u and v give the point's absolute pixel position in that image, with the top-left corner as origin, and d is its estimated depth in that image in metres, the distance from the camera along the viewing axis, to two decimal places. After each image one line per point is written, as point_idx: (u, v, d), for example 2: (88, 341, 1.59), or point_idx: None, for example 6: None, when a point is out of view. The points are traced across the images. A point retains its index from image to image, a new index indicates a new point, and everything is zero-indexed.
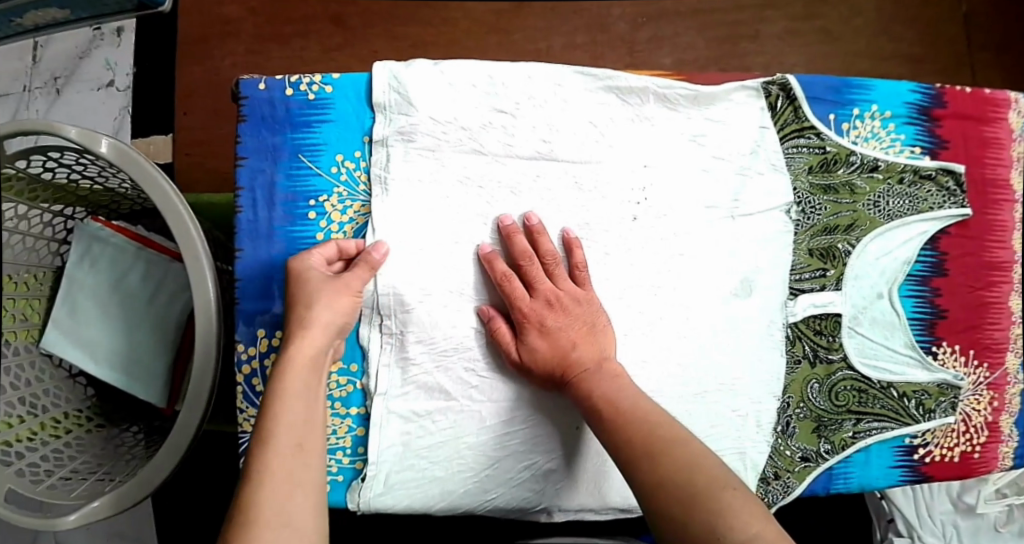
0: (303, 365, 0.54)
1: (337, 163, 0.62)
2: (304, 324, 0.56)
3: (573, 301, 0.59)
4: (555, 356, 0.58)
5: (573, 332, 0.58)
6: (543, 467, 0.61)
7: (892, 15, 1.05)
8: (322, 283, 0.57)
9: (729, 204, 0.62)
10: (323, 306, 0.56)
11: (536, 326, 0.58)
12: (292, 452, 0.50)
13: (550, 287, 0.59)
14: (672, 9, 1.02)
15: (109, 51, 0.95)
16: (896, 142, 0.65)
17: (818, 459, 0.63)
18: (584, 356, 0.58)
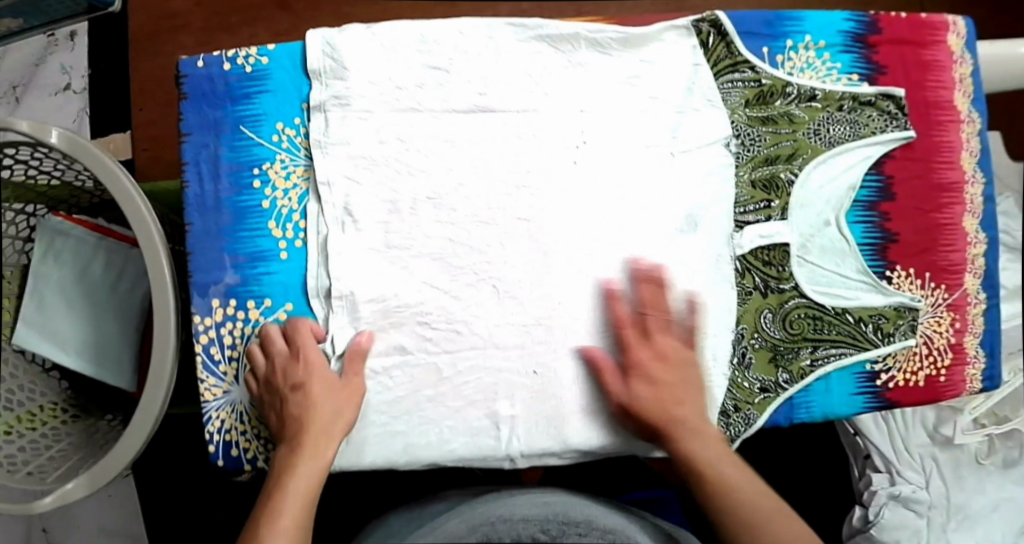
0: (313, 470, 0.56)
1: (277, 131, 0.63)
2: (323, 425, 0.57)
3: (677, 356, 0.61)
4: (658, 406, 0.59)
5: (677, 388, 0.60)
6: (503, 414, 0.62)
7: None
8: (331, 384, 0.58)
9: (669, 141, 0.63)
10: (332, 407, 0.58)
11: (642, 375, 0.60)
12: None
13: (664, 339, 0.61)
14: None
15: (65, 56, 0.98)
16: (832, 70, 0.65)
17: (777, 390, 0.64)
18: (682, 412, 0.60)
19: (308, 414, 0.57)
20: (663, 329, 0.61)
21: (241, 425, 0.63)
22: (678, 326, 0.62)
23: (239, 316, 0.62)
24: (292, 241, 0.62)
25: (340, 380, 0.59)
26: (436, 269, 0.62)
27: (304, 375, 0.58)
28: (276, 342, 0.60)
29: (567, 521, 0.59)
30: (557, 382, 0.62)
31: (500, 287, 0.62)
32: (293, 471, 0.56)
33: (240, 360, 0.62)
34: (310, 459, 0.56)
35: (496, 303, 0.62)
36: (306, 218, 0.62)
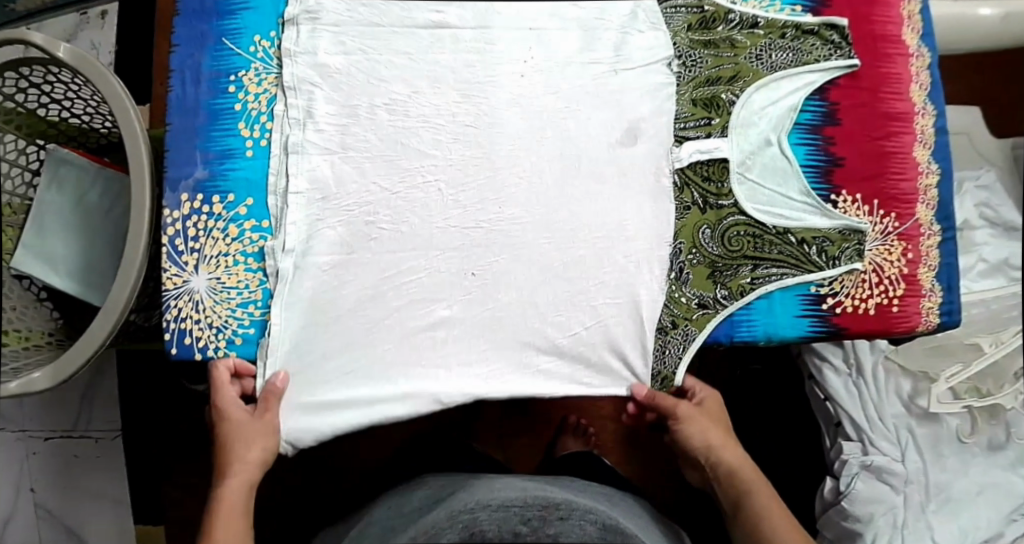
0: (235, 490, 0.64)
1: (254, 43, 0.68)
2: (240, 458, 0.63)
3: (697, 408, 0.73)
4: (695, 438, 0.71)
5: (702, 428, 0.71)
6: (439, 315, 0.64)
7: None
8: (242, 419, 0.63)
9: (611, 59, 0.66)
10: (244, 442, 0.63)
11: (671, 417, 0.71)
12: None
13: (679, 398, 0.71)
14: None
15: (93, 33, 1.09)
16: (775, 1, 0.68)
17: (716, 306, 0.64)
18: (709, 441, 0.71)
19: (228, 448, 0.64)
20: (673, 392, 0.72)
21: (196, 314, 0.65)
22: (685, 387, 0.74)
23: (205, 210, 0.66)
24: (258, 141, 0.67)
25: (251, 418, 0.63)
26: (386, 171, 0.65)
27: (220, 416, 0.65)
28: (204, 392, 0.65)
29: (547, 505, 0.57)
30: (496, 286, 0.64)
31: (445, 189, 0.65)
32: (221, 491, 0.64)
33: (202, 252, 0.66)
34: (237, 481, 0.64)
35: (439, 203, 0.64)
36: (273, 120, 0.67)
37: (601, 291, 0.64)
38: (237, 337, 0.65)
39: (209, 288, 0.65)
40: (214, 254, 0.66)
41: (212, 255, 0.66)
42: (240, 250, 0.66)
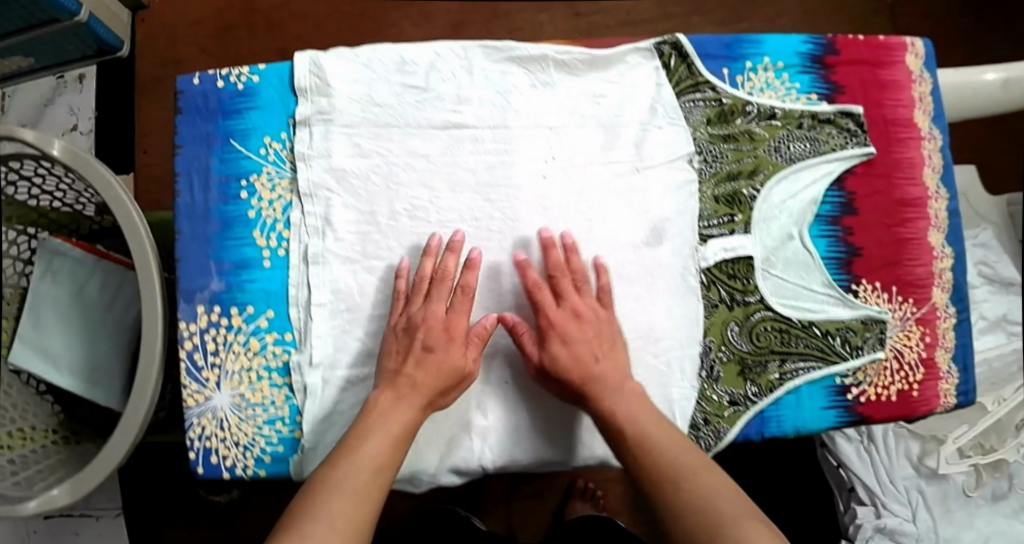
0: (388, 434, 0.55)
1: (265, 145, 0.65)
2: (426, 398, 0.57)
3: (597, 317, 0.61)
4: (575, 365, 0.59)
5: (594, 347, 0.60)
6: (477, 424, 0.62)
7: (802, 19, 1.15)
8: (460, 358, 0.59)
9: (634, 157, 0.65)
10: (444, 388, 0.58)
11: (559, 336, 0.60)
12: (354, 505, 0.52)
13: (576, 298, 0.61)
14: (600, 24, 1.14)
15: (71, 97, 1.07)
16: (791, 90, 0.68)
17: (747, 403, 0.64)
18: (606, 372, 0.59)
19: (410, 384, 0.58)
20: (577, 290, 0.61)
21: (220, 432, 0.63)
22: (591, 290, 0.62)
23: (223, 322, 0.64)
24: (275, 250, 0.64)
25: (467, 357, 0.59)
26: (410, 280, 0.63)
27: (439, 348, 0.58)
28: (443, 274, 0.60)
29: None
30: (522, 392, 0.63)
31: (472, 296, 0.63)
32: (370, 429, 0.55)
33: (222, 366, 0.63)
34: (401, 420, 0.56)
35: (467, 311, 0.63)
36: (289, 228, 0.64)
37: None
38: (266, 455, 0.63)
39: (232, 405, 0.63)
40: (235, 368, 0.63)
41: (233, 369, 0.63)
42: (264, 364, 0.63)
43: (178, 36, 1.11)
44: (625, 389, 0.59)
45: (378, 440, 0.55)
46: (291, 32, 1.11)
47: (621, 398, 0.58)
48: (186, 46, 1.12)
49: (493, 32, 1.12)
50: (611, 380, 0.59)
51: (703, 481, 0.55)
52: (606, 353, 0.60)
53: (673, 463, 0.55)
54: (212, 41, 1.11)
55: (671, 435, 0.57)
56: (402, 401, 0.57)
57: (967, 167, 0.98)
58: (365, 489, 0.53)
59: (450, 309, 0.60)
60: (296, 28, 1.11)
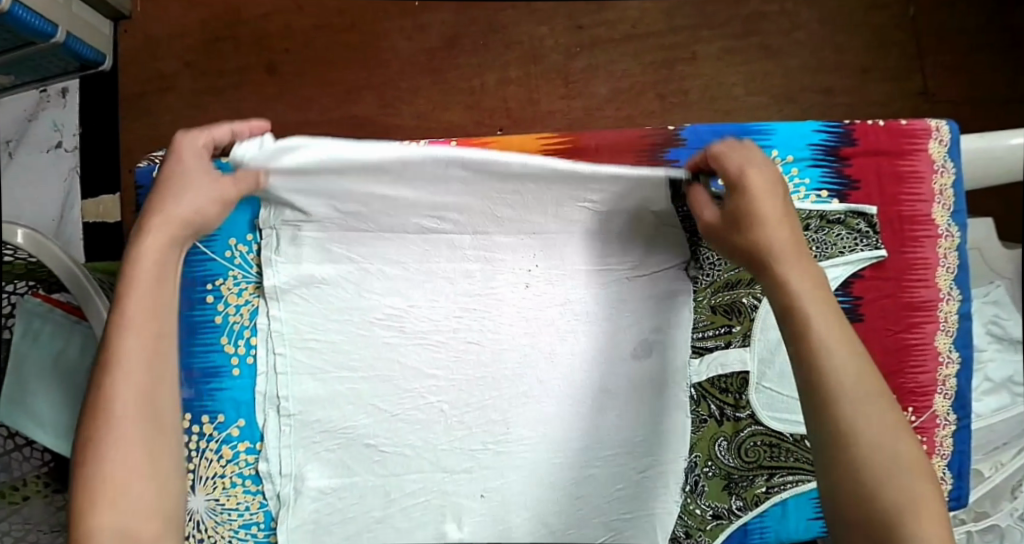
0: (146, 269, 0.49)
1: (230, 247, 0.61)
2: (174, 220, 0.50)
3: (771, 178, 0.53)
4: (751, 216, 0.52)
5: (769, 202, 0.52)
6: (452, 537, 0.61)
7: (814, 36, 1.10)
8: (206, 179, 0.52)
9: (624, 264, 0.62)
10: (197, 201, 0.51)
11: (730, 185, 0.53)
12: (148, 372, 0.48)
13: (756, 157, 0.53)
14: (604, 37, 1.08)
15: (55, 113, 1.00)
16: (799, 186, 0.63)
17: (730, 517, 0.62)
18: (776, 230, 0.52)
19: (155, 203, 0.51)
20: (746, 153, 0.53)
21: (196, 535, 0.59)
22: (758, 153, 0.54)
23: (194, 430, 0.60)
24: (244, 357, 0.61)
25: (215, 180, 0.52)
26: (385, 390, 0.61)
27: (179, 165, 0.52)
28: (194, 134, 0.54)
29: None
30: (506, 505, 0.61)
31: (448, 410, 0.61)
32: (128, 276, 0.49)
33: (196, 472, 0.60)
34: (166, 248, 0.50)
35: (443, 424, 0.61)
36: (258, 335, 0.61)
37: (615, 507, 0.61)
38: None
39: (207, 509, 0.59)
40: (209, 473, 0.60)
41: (207, 475, 0.60)
42: (236, 471, 0.60)
43: (161, 47, 1.03)
44: (810, 267, 0.52)
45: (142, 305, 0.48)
46: (276, 45, 1.04)
47: (805, 282, 0.51)
48: (169, 57, 1.04)
49: (489, 47, 1.07)
50: (797, 256, 0.52)
51: (849, 365, 0.49)
52: (787, 220, 0.53)
53: (847, 383, 0.48)
54: (199, 54, 1.04)
55: (841, 335, 0.50)
56: (150, 235, 0.50)
57: (983, 220, 0.93)
58: (145, 353, 0.48)
59: (179, 166, 0.52)
60: (283, 42, 1.04)
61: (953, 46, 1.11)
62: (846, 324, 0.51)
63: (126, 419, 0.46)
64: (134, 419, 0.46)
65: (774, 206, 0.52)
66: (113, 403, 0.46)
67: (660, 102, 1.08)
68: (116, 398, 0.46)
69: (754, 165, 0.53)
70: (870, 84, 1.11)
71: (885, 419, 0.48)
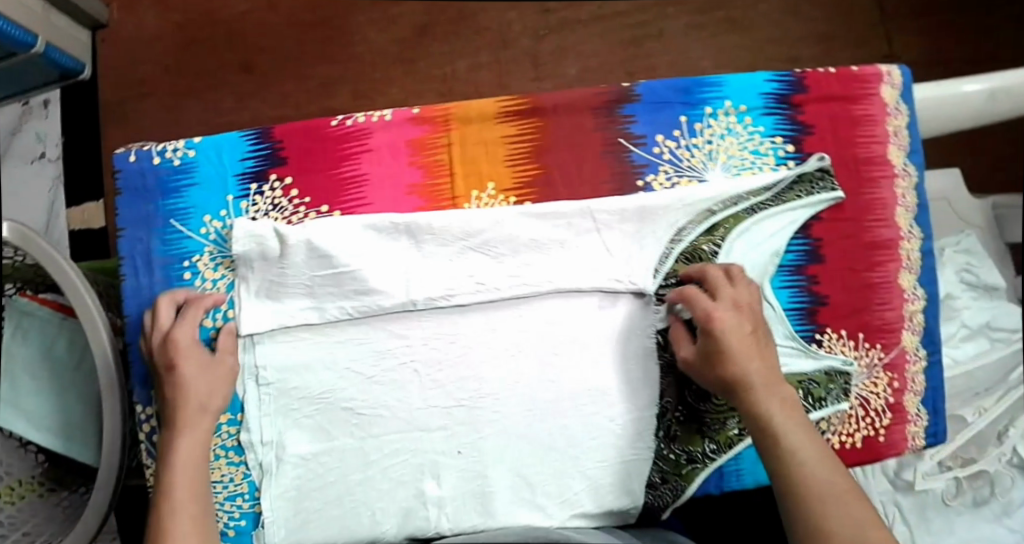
0: (185, 450, 0.57)
1: (204, 224, 0.64)
2: (195, 408, 0.59)
3: (742, 311, 0.59)
4: (729, 349, 0.57)
5: (741, 337, 0.57)
6: (429, 493, 0.62)
7: (781, 5, 1.11)
8: (204, 361, 0.60)
9: (589, 221, 0.62)
10: (207, 383, 0.60)
11: (709, 324, 0.58)
12: (193, 522, 0.55)
13: (731, 292, 0.59)
14: (571, 18, 1.09)
15: (38, 124, 1.02)
16: (754, 134, 0.64)
17: (705, 460, 0.63)
18: (752, 363, 0.57)
19: (173, 398, 0.59)
20: (720, 287, 0.59)
21: None
22: (733, 290, 0.59)
23: None
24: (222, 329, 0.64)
25: (212, 358, 0.61)
26: (358, 354, 0.62)
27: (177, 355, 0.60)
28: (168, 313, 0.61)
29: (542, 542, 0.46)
30: (482, 460, 0.62)
31: (421, 370, 0.62)
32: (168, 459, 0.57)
33: None
34: (190, 432, 0.58)
35: (417, 384, 0.62)
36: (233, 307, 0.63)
37: (589, 456, 0.62)
38: (230, 528, 0.63)
39: None
40: None
41: None
42: (219, 443, 0.63)
43: (138, 53, 1.06)
44: (783, 392, 0.56)
45: (188, 490, 0.56)
46: (249, 44, 1.07)
47: (777, 405, 0.55)
48: (146, 62, 1.06)
49: (459, 34, 1.08)
50: (771, 385, 0.56)
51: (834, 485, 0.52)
52: (756, 350, 0.58)
53: (828, 493, 0.51)
54: (175, 58, 1.06)
55: (815, 453, 0.53)
56: (182, 431, 0.58)
57: (953, 171, 0.97)
58: (190, 511, 0.55)
59: (181, 361, 0.60)
60: (256, 41, 1.07)
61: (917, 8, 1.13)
62: (821, 443, 0.54)
63: None
64: None
65: (742, 340, 0.57)
66: None
67: (629, 79, 1.09)
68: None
69: (726, 309, 0.58)
70: (837, 48, 1.12)
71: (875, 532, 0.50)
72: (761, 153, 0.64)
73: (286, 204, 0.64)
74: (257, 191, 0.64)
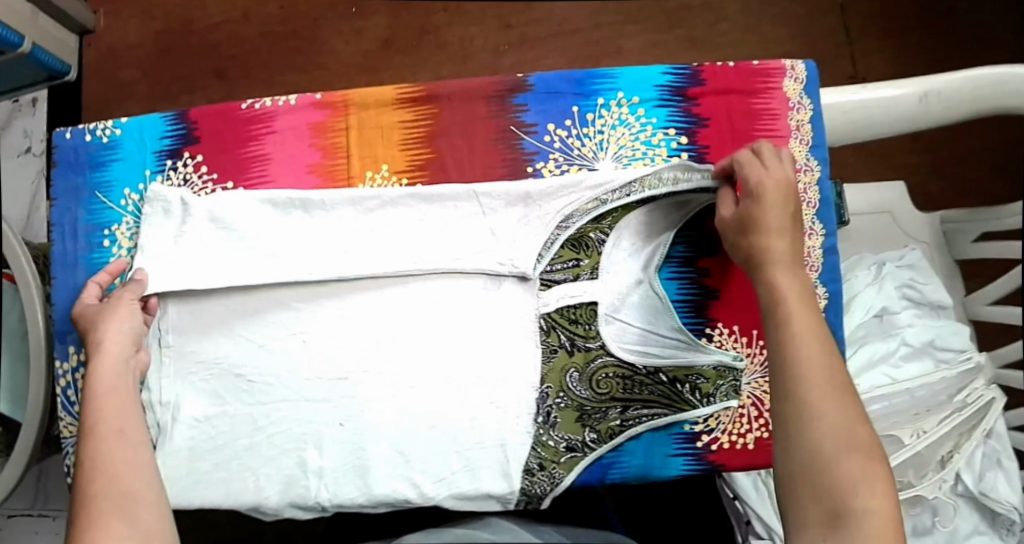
0: (98, 374, 0.58)
1: (125, 196, 0.68)
2: (97, 342, 0.60)
3: (788, 188, 0.59)
4: (766, 218, 0.58)
5: (778, 210, 0.58)
6: (311, 463, 0.62)
7: (739, 26, 1.12)
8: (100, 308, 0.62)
9: (476, 208, 0.64)
10: (110, 319, 0.60)
11: (752, 193, 0.58)
12: (114, 437, 0.55)
13: (783, 167, 0.59)
14: (531, 35, 1.13)
15: (26, 121, 1.07)
16: (646, 126, 0.66)
17: (585, 449, 0.63)
18: (776, 238, 0.57)
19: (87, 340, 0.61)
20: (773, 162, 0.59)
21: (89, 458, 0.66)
22: (785, 168, 0.59)
23: None
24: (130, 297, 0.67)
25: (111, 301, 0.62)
26: (253, 324, 0.64)
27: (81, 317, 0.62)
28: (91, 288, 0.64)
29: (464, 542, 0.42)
30: (364, 434, 0.62)
31: (310, 339, 0.63)
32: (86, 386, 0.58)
33: None
34: (99, 363, 0.59)
35: (305, 356, 0.63)
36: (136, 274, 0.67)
37: (469, 436, 0.62)
38: None
39: None
40: None
41: None
42: None
43: (118, 59, 1.14)
44: (802, 277, 0.57)
45: (102, 400, 0.57)
46: (225, 53, 1.13)
47: (791, 286, 0.56)
48: (127, 67, 1.14)
49: (421, 49, 1.13)
50: (792, 265, 0.57)
51: (826, 382, 0.52)
52: (789, 231, 0.58)
53: (813, 377, 0.52)
54: (153, 63, 1.13)
55: (819, 338, 0.54)
56: (94, 362, 0.59)
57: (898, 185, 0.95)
58: (111, 436, 0.55)
59: (86, 319, 0.62)
60: (229, 49, 1.13)
61: (879, 32, 1.12)
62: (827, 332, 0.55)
63: (105, 490, 0.52)
64: (112, 484, 0.53)
65: (781, 216, 0.58)
66: (101, 479, 0.53)
67: None
68: (96, 466, 0.53)
69: (778, 182, 0.58)
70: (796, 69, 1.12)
71: (858, 434, 0.51)
72: (652, 145, 0.66)
73: (197, 178, 0.67)
74: (173, 166, 0.67)
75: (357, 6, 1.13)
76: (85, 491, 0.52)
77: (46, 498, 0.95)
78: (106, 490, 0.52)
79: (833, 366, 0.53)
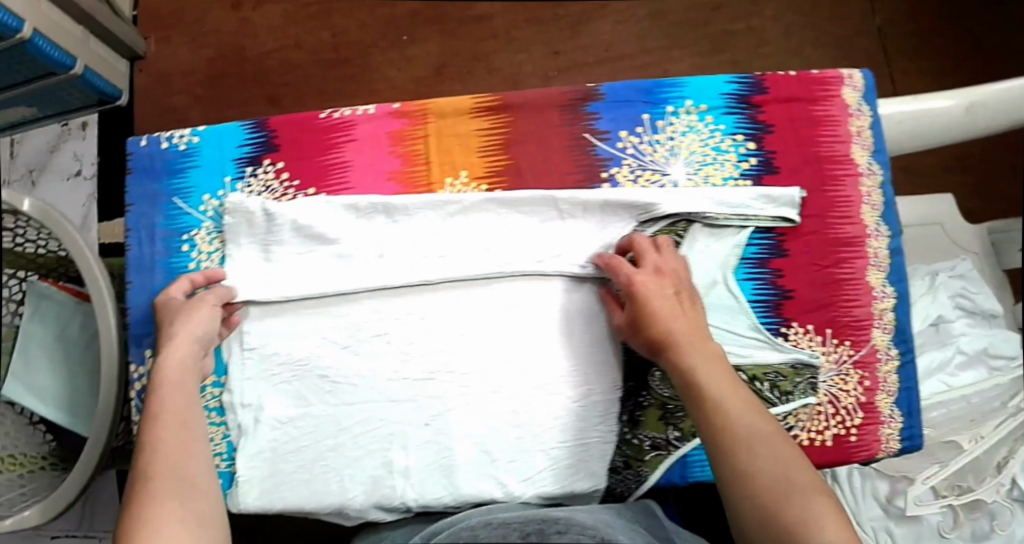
0: (166, 368, 0.61)
1: (204, 202, 0.69)
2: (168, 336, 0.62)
3: (673, 277, 0.62)
4: (659, 307, 0.60)
5: (669, 297, 0.61)
6: (397, 466, 0.62)
7: (782, 49, 1.16)
8: (182, 306, 0.64)
9: (554, 211, 0.66)
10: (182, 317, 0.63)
11: (640, 286, 0.61)
12: (177, 426, 0.58)
13: (654, 258, 0.63)
14: (579, 61, 1.16)
15: (76, 144, 1.12)
16: (714, 132, 0.68)
17: (668, 448, 0.64)
18: (680, 321, 0.60)
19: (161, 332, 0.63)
20: (655, 253, 0.63)
21: None
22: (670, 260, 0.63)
23: None
24: None
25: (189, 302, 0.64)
26: (336, 325, 0.65)
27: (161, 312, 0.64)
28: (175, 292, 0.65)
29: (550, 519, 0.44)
30: (450, 435, 0.63)
31: (394, 340, 0.64)
32: (155, 379, 0.61)
33: None
34: (167, 357, 0.61)
35: (388, 357, 0.64)
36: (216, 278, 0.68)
37: (551, 436, 0.63)
38: None
39: None
40: None
41: None
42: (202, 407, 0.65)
43: (172, 83, 1.17)
44: (706, 348, 0.60)
45: (170, 391, 0.60)
46: (280, 80, 1.16)
47: (702, 360, 0.58)
48: (181, 91, 1.16)
49: (473, 74, 1.16)
50: (696, 343, 0.60)
51: (763, 440, 0.54)
52: (676, 311, 0.61)
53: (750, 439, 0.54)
54: (207, 88, 1.16)
55: (749, 402, 0.57)
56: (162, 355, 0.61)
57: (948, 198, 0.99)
58: (175, 430, 0.58)
59: (166, 318, 0.63)
60: (285, 78, 1.16)
61: (914, 55, 1.16)
62: (753, 400, 0.58)
63: (161, 481, 0.55)
64: (173, 478, 0.55)
65: (665, 302, 0.61)
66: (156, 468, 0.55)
67: None
68: (153, 454, 0.56)
69: (648, 274, 0.62)
70: None
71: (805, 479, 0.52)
72: (721, 151, 0.68)
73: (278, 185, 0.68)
74: (253, 173, 0.69)
75: (408, 34, 1.17)
76: (146, 475, 0.55)
77: (92, 519, 0.99)
78: (163, 483, 0.55)
79: (763, 424, 0.56)
